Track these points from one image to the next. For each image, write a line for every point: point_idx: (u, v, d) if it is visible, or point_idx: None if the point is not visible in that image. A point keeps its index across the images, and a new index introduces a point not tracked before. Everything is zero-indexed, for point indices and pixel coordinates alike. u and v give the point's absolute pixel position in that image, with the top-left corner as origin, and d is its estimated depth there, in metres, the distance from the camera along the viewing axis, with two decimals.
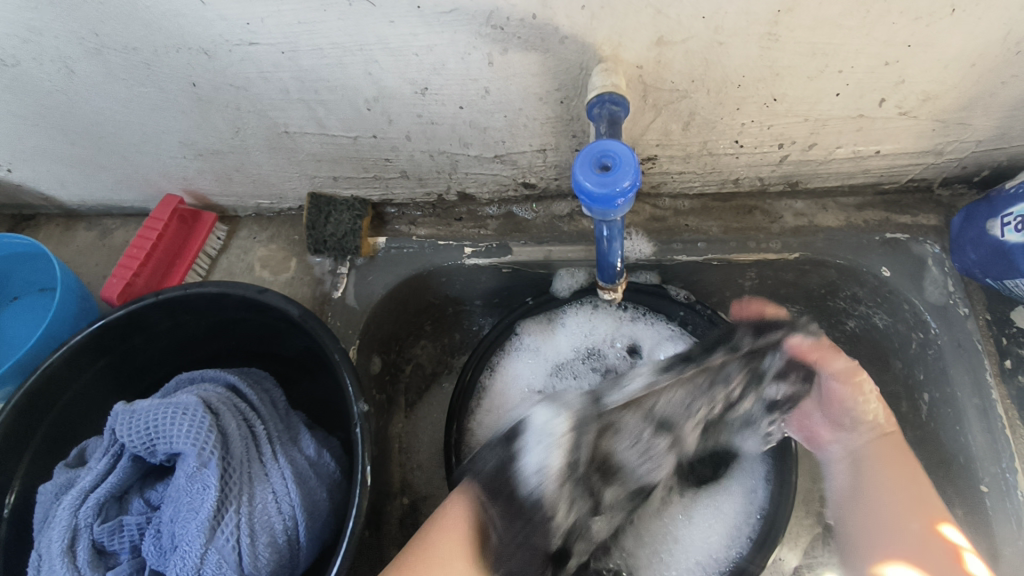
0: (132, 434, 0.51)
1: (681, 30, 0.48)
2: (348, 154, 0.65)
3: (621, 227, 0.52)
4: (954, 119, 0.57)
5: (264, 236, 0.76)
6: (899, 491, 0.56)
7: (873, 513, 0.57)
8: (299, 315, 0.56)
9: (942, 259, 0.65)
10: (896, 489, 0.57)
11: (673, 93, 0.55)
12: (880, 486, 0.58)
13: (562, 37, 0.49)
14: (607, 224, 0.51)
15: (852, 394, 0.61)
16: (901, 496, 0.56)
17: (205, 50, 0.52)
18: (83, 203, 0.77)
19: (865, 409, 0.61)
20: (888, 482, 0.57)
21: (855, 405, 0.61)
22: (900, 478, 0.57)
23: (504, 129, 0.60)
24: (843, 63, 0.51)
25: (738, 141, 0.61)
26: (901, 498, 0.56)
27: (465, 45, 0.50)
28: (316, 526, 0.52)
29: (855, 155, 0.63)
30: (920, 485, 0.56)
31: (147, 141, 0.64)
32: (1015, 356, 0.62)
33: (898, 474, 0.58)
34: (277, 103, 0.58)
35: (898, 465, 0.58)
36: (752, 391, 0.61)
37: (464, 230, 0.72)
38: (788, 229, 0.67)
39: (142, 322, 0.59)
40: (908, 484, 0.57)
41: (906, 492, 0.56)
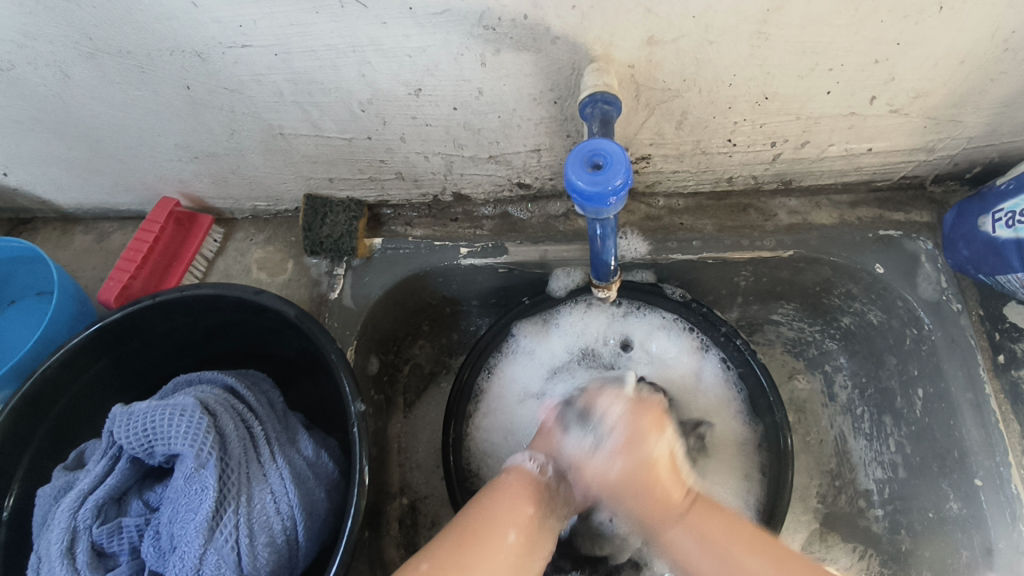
0: (130, 436, 0.51)
1: (672, 30, 0.48)
2: (343, 156, 0.65)
3: (614, 226, 0.52)
4: (944, 115, 0.58)
5: (261, 238, 0.76)
6: (742, 546, 0.51)
7: (691, 565, 0.52)
8: (296, 316, 0.56)
9: (935, 255, 0.65)
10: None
11: (665, 92, 0.55)
12: (727, 575, 0.50)
13: (553, 37, 0.49)
14: (600, 223, 0.52)
15: (668, 493, 0.54)
16: (751, 564, 0.50)
17: (198, 53, 0.52)
18: (80, 206, 0.77)
19: (664, 495, 0.54)
20: (717, 558, 0.50)
21: (642, 500, 0.54)
22: (703, 518, 0.53)
23: (498, 129, 0.61)
24: (832, 61, 0.51)
25: (730, 140, 0.62)
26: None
27: (457, 46, 0.50)
28: (314, 526, 0.53)
29: (847, 153, 0.64)
30: (781, 560, 0.50)
31: (142, 144, 0.65)
32: (1008, 351, 0.62)
33: (758, 550, 0.50)
34: (271, 106, 0.58)
35: (749, 545, 0.51)
36: (626, 444, 0.56)
37: (460, 230, 0.72)
38: (782, 227, 0.68)
39: (140, 324, 0.59)
40: (760, 550, 0.50)
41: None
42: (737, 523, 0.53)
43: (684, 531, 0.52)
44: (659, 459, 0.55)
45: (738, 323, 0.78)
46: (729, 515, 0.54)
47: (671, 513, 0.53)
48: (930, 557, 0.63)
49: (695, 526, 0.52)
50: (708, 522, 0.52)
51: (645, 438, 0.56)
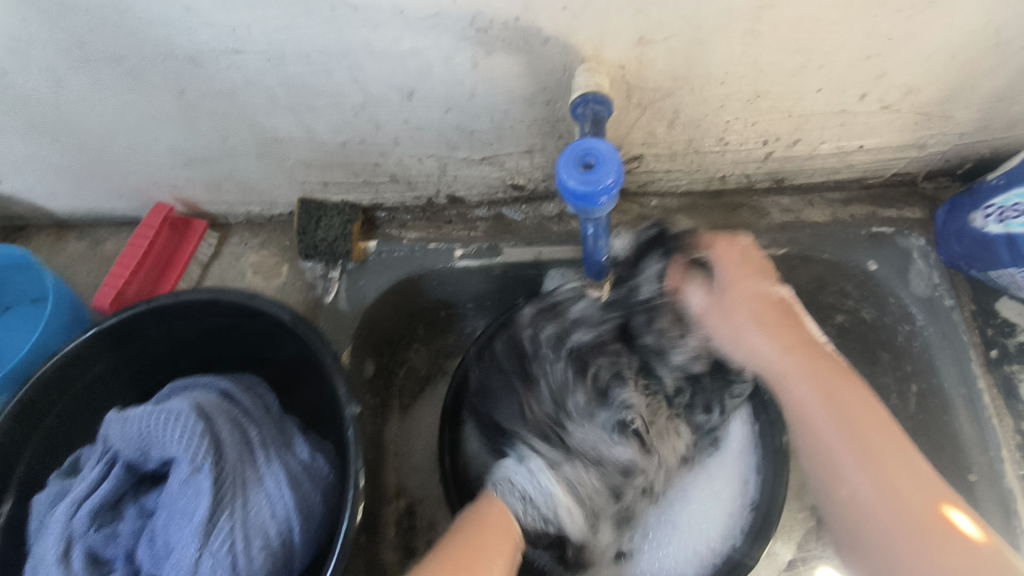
0: (127, 442, 0.51)
1: (662, 30, 0.49)
2: (337, 159, 0.65)
3: (606, 225, 0.53)
4: (934, 112, 0.58)
5: (256, 243, 0.76)
6: (879, 439, 0.51)
7: (840, 469, 0.52)
8: (291, 319, 0.56)
9: (928, 252, 0.66)
10: (876, 469, 0.50)
11: (657, 92, 0.55)
12: (849, 459, 0.52)
13: (545, 38, 0.49)
14: (591, 222, 0.52)
15: (831, 373, 0.56)
16: (882, 465, 0.50)
17: (191, 58, 0.52)
18: (74, 213, 0.77)
19: (780, 322, 0.59)
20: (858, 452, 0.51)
21: (768, 330, 0.59)
22: (854, 409, 0.53)
23: (491, 131, 0.61)
24: (823, 58, 0.52)
25: (723, 138, 0.62)
26: (901, 483, 0.49)
27: (450, 48, 0.51)
28: (311, 530, 0.52)
29: (839, 151, 0.64)
30: (904, 451, 0.51)
31: (136, 150, 0.65)
32: (1001, 347, 0.63)
33: (884, 431, 0.52)
34: (265, 110, 0.58)
35: (874, 438, 0.52)
36: (769, 335, 0.59)
37: (454, 232, 0.72)
38: (775, 225, 0.68)
39: (134, 330, 0.59)
40: (875, 418, 0.52)
41: (878, 464, 0.50)
42: (884, 423, 0.52)
43: (780, 375, 0.57)
44: (789, 336, 0.58)
45: None
46: (880, 408, 0.54)
47: (788, 371, 0.57)
48: None
49: (792, 371, 0.57)
50: (851, 405, 0.53)
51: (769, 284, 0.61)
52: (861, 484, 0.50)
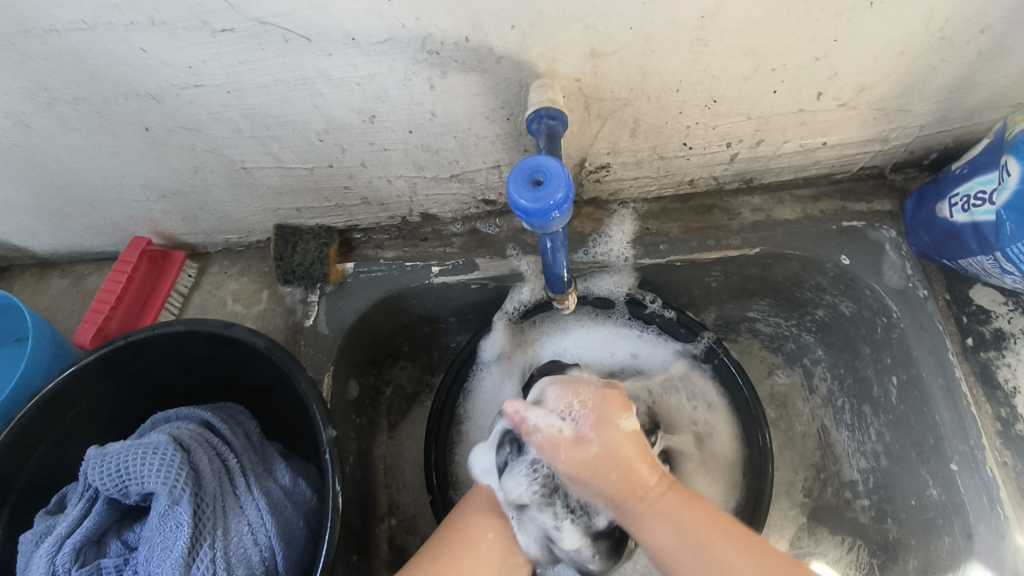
0: (104, 477, 0.51)
1: (612, 42, 0.49)
2: (307, 185, 0.66)
3: (564, 239, 0.53)
4: (892, 106, 0.59)
5: (236, 270, 0.77)
6: (723, 537, 0.48)
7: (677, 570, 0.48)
8: (266, 347, 0.57)
9: (899, 243, 0.66)
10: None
11: (615, 102, 0.56)
12: (667, 540, 0.49)
13: (497, 57, 0.50)
14: (550, 237, 0.52)
15: (636, 466, 0.52)
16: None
17: (153, 96, 0.53)
18: (55, 251, 0.78)
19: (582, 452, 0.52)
20: (670, 533, 0.49)
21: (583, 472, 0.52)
22: (697, 524, 0.49)
23: (456, 149, 0.61)
24: (774, 62, 0.52)
25: (686, 143, 0.62)
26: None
27: (404, 72, 0.51)
28: (294, 556, 0.53)
29: (803, 148, 0.64)
30: (749, 543, 0.47)
31: (110, 187, 0.66)
32: (976, 334, 0.62)
33: (736, 541, 0.48)
34: (231, 141, 0.59)
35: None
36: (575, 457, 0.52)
37: (430, 249, 0.73)
38: (747, 225, 0.69)
39: (114, 365, 0.60)
40: (758, 556, 0.46)
41: (688, 536, 0.48)
42: (713, 513, 0.50)
43: (641, 521, 0.50)
44: (626, 442, 0.53)
45: (716, 322, 0.80)
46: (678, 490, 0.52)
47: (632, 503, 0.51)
48: (915, 544, 0.63)
49: (660, 513, 0.50)
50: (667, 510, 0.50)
51: (608, 411, 0.55)
52: (681, 559, 0.48)
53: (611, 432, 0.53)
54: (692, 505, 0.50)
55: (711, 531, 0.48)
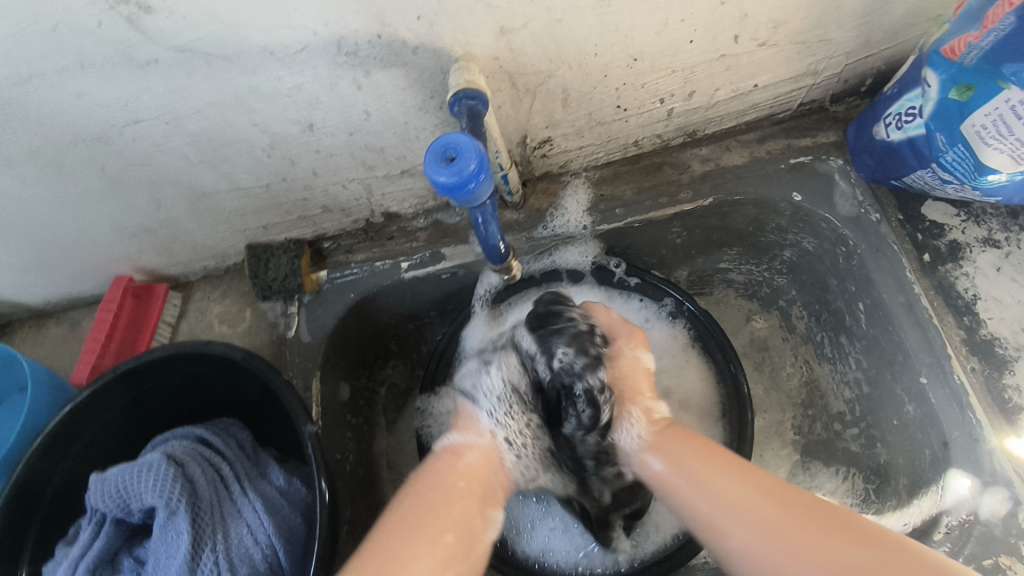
0: (106, 499, 0.54)
1: (518, 17, 0.51)
2: (267, 202, 0.69)
3: (492, 210, 0.53)
4: (812, 38, 0.60)
5: (218, 294, 0.80)
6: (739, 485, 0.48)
7: (713, 528, 0.47)
8: (242, 357, 0.59)
9: (847, 170, 0.67)
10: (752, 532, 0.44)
11: (538, 75, 0.58)
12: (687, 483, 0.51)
13: (412, 48, 0.52)
14: (478, 209, 0.52)
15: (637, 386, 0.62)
16: (799, 551, 0.41)
17: (100, 136, 0.56)
18: (48, 301, 0.81)
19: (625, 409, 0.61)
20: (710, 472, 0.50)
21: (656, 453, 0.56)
22: (709, 472, 0.50)
23: (399, 145, 0.64)
24: (681, 11, 0.54)
25: (619, 106, 0.64)
26: (749, 507, 0.46)
27: (329, 76, 0.54)
28: (296, 550, 0.55)
29: (736, 93, 0.65)
30: (756, 484, 0.47)
31: (83, 231, 0.69)
32: (932, 249, 0.62)
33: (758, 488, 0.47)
34: (184, 169, 0.62)
35: (805, 531, 0.42)
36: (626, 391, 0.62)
37: (397, 246, 0.75)
38: (697, 177, 0.70)
39: (109, 397, 0.63)
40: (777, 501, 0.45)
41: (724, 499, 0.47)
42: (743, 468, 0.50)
43: (648, 451, 0.57)
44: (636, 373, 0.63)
45: (690, 278, 0.81)
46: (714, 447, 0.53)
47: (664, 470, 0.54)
48: (903, 463, 0.63)
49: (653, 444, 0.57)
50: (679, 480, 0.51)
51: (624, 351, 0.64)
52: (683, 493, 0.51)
53: (625, 360, 0.63)
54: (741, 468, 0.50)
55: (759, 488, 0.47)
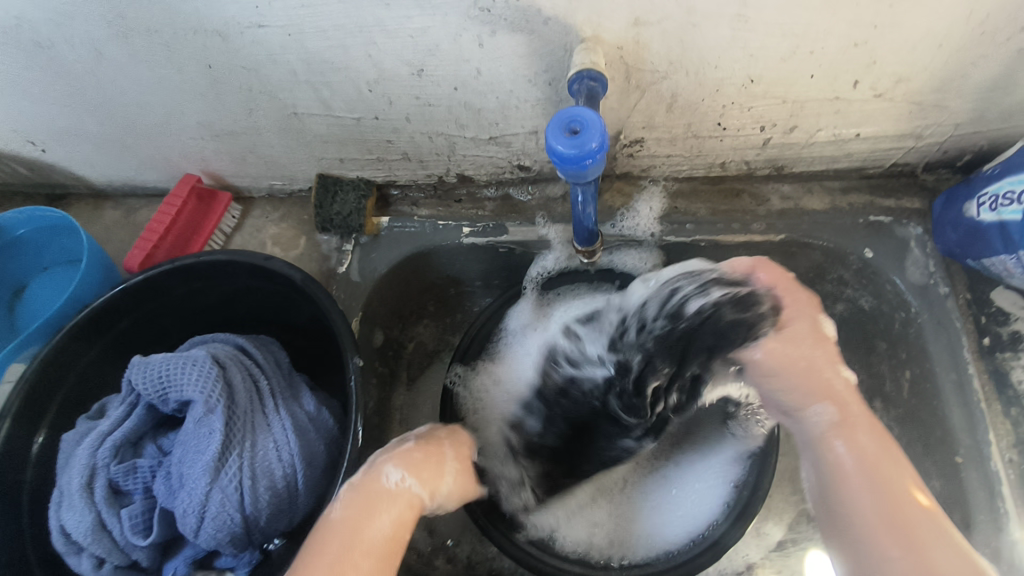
0: (146, 382, 0.55)
1: (655, 12, 0.51)
2: (352, 136, 0.69)
3: (594, 192, 0.53)
4: (928, 101, 0.59)
5: (277, 215, 0.80)
6: (888, 465, 0.46)
7: (845, 477, 0.47)
8: (302, 280, 0.60)
9: (924, 240, 0.67)
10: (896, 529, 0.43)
11: (654, 74, 0.58)
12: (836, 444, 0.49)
13: (545, 18, 0.52)
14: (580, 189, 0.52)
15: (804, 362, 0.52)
16: (912, 545, 0.42)
17: (220, 32, 0.56)
18: (111, 183, 0.82)
19: (823, 378, 0.52)
20: (863, 439, 0.48)
21: (791, 380, 0.53)
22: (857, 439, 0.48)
23: (497, 110, 0.64)
24: (812, 44, 0.54)
25: (720, 123, 0.64)
26: (882, 485, 0.45)
27: (456, 26, 0.54)
28: (313, 476, 0.56)
29: (836, 138, 0.65)
30: (897, 462, 0.47)
31: (169, 122, 0.69)
32: (994, 335, 0.63)
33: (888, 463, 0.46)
34: (286, 84, 0.62)
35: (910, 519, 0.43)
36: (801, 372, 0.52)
37: (463, 211, 0.76)
38: (775, 212, 0.70)
39: (160, 287, 0.64)
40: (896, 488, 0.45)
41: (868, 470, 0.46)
42: (884, 448, 0.47)
43: (832, 431, 0.50)
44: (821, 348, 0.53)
45: None
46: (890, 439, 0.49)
47: (836, 425, 0.50)
48: None
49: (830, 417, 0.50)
50: (855, 441, 0.48)
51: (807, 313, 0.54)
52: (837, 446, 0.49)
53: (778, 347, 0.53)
54: (885, 447, 0.48)
55: (899, 470, 0.46)
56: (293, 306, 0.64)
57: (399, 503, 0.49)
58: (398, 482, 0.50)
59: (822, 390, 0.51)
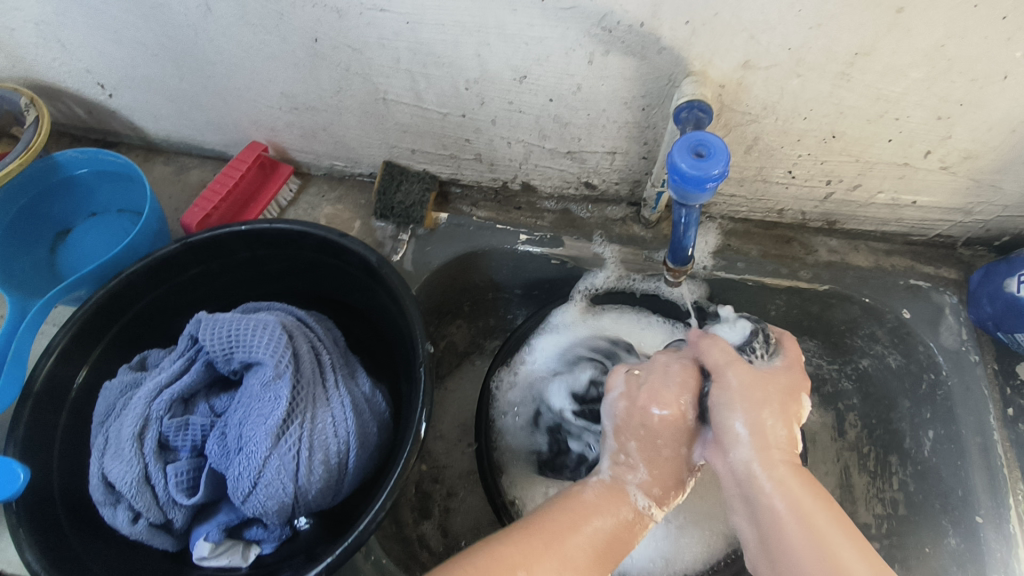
0: (213, 340, 0.55)
1: (766, 58, 0.54)
2: (433, 129, 0.70)
3: (698, 215, 0.54)
4: (987, 180, 0.64)
5: (333, 196, 0.80)
6: (827, 521, 0.44)
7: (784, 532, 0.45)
8: (376, 262, 0.59)
9: (959, 309, 0.70)
10: (820, 549, 0.43)
11: (745, 116, 0.61)
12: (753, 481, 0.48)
13: (660, 47, 0.55)
14: (686, 210, 0.54)
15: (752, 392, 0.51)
16: (817, 548, 0.43)
17: (339, 9, 0.57)
18: (168, 138, 0.81)
19: (768, 436, 0.49)
20: (784, 491, 0.46)
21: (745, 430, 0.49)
22: (780, 488, 0.47)
23: (584, 127, 0.66)
24: (898, 111, 0.57)
25: (791, 172, 0.67)
26: (797, 535, 0.44)
27: (573, 41, 0.56)
28: (364, 456, 0.56)
29: (892, 203, 0.69)
30: (806, 510, 0.45)
31: (252, 88, 0.69)
32: (1017, 406, 0.68)
33: (834, 517, 0.45)
34: (385, 70, 0.63)
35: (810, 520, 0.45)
36: (754, 424, 0.50)
37: (521, 218, 0.77)
38: (822, 262, 0.73)
39: (224, 247, 0.63)
40: (797, 517, 0.45)
41: (790, 510, 0.46)
42: (815, 498, 0.46)
43: (755, 480, 0.48)
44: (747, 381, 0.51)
45: None
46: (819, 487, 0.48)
47: (756, 463, 0.48)
48: None
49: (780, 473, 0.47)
50: (791, 492, 0.46)
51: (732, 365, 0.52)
52: (782, 514, 0.46)
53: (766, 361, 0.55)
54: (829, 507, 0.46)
55: (816, 499, 0.46)
56: (357, 286, 0.64)
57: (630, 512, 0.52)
58: (645, 508, 0.53)
59: (755, 432, 0.49)
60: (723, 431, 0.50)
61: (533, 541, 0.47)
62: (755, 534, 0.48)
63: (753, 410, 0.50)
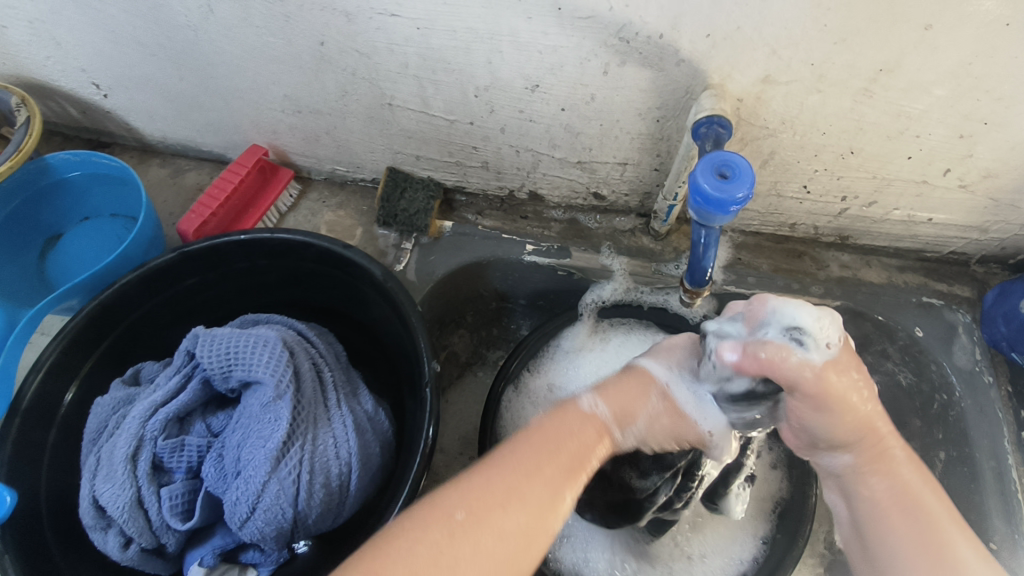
0: (211, 357, 0.53)
1: (788, 72, 0.52)
2: (439, 136, 0.68)
3: (718, 236, 0.53)
4: (1006, 200, 0.62)
5: (334, 202, 0.78)
6: (937, 514, 0.41)
7: (882, 529, 0.42)
8: (382, 276, 0.57)
9: (972, 329, 0.69)
10: (935, 550, 0.40)
11: (763, 130, 0.59)
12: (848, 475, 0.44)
13: (679, 59, 0.53)
14: (705, 229, 0.52)
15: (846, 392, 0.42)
16: (922, 547, 0.40)
17: (346, 13, 0.54)
18: (164, 139, 0.79)
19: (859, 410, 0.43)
20: (884, 483, 0.43)
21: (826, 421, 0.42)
22: (877, 477, 0.43)
23: (596, 137, 0.64)
24: (920, 129, 0.56)
25: (806, 187, 0.66)
26: (899, 528, 0.41)
27: (588, 51, 0.54)
28: (365, 478, 0.54)
29: (908, 219, 0.68)
30: (915, 498, 0.42)
31: (253, 90, 0.67)
32: None
33: (943, 506, 0.42)
34: (392, 75, 0.61)
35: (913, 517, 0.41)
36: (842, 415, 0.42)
37: (528, 228, 0.75)
38: (833, 278, 0.72)
39: (222, 257, 0.61)
40: (903, 511, 0.42)
41: (895, 503, 0.42)
42: (918, 490, 0.42)
43: (854, 475, 0.44)
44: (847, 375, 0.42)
45: None
46: (916, 459, 0.45)
47: (857, 464, 0.44)
48: None
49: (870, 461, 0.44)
50: (898, 477, 0.43)
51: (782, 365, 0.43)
52: (882, 504, 0.42)
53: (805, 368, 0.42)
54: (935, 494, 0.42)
55: (924, 490, 0.42)
56: (360, 298, 0.62)
57: (593, 426, 0.45)
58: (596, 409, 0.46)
59: (855, 424, 0.43)
60: (802, 427, 0.44)
61: (480, 487, 0.40)
62: (850, 518, 0.45)
63: (859, 403, 0.43)
